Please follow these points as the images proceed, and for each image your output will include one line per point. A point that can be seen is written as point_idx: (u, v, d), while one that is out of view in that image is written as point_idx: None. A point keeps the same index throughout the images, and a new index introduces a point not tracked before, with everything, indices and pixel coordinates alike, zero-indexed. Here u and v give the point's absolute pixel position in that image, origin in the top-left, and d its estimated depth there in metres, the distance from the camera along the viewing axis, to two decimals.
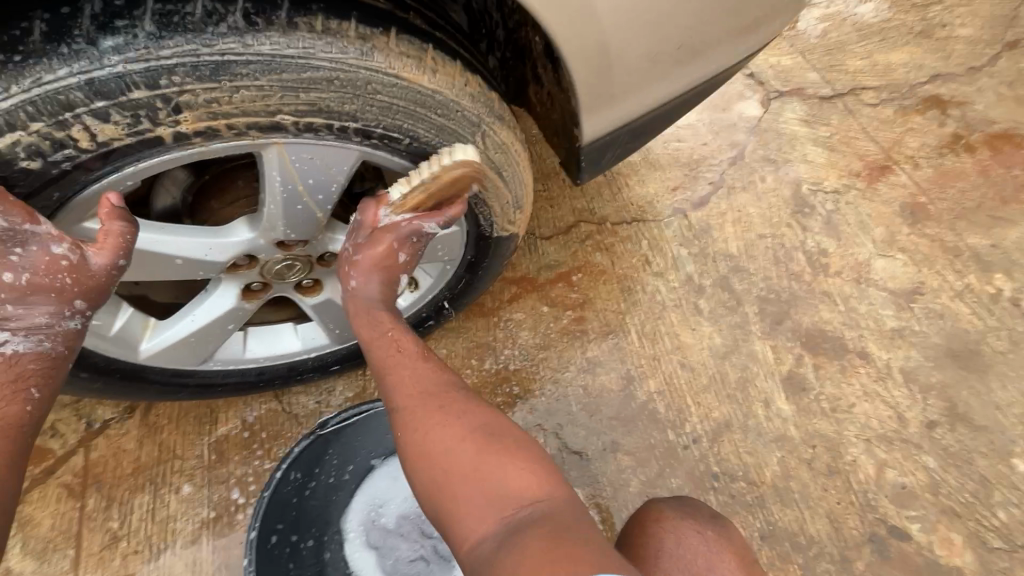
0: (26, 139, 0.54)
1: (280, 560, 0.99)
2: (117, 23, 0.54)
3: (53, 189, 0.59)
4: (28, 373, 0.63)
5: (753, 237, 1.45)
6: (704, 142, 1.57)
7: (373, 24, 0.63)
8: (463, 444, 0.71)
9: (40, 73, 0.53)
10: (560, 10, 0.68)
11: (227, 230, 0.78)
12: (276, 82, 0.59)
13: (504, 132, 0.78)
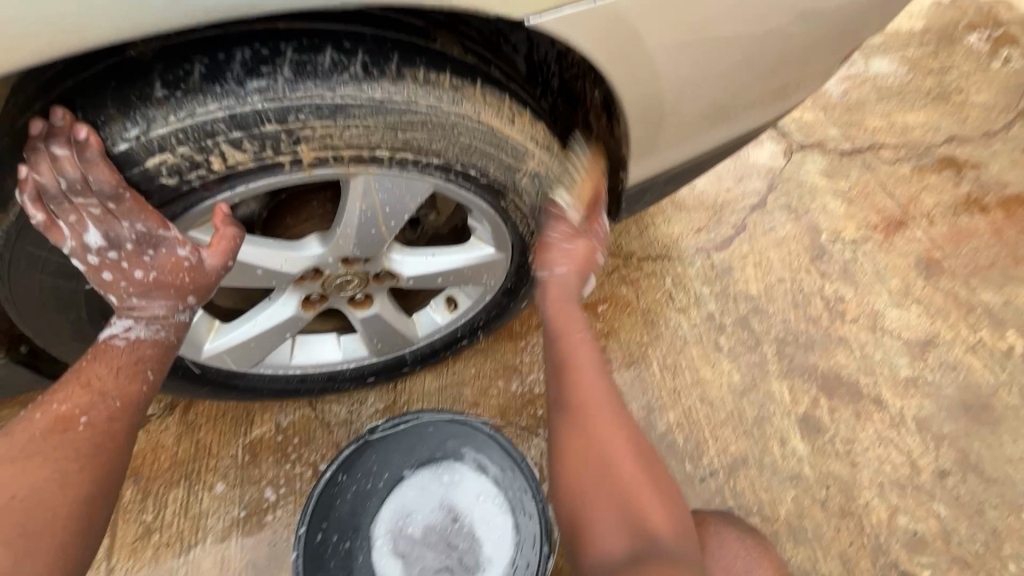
0: (172, 159, 0.62)
1: (321, 558, 1.03)
2: (261, 69, 0.62)
3: (180, 202, 0.67)
4: (145, 358, 0.71)
5: (773, 280, 1.52)
6: (729, 187, 1.65)
7: (463, 77, 0.72)
8: (622, 458, 0.77)
9: (194, 106, 0.61)
10: (626, 72, 0.76)
11: (301, 244, 0.86)
12: (380, 123, 0.67)
13: (562, 173, 0.86)
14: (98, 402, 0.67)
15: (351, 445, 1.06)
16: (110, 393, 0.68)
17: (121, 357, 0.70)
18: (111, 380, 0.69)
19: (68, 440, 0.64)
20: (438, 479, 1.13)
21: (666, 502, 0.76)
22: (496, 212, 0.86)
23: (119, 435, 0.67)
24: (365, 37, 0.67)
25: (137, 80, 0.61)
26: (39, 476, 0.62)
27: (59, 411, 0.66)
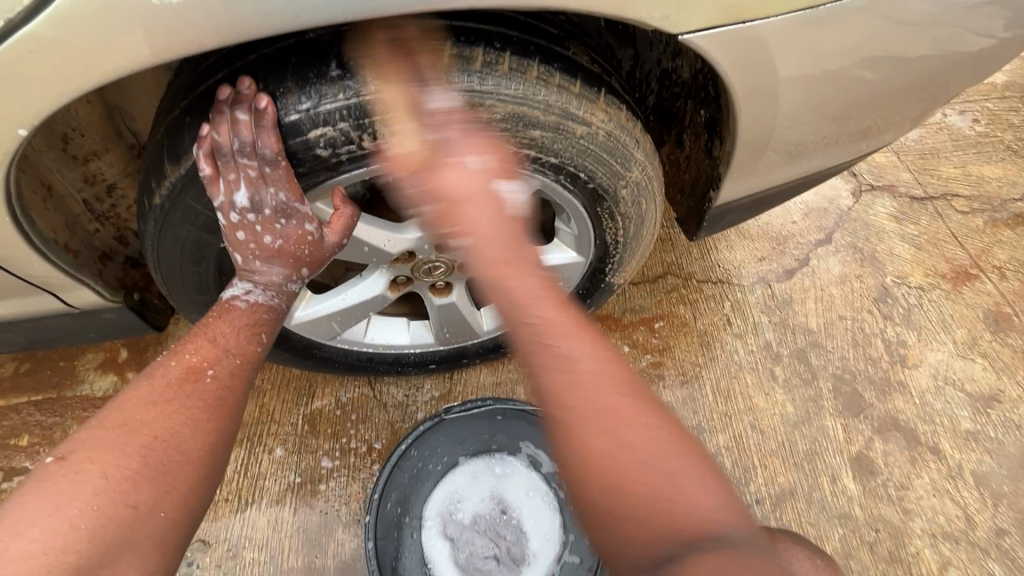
0: (331, 133, 0.68)
1: (386, 528, 1.09)
2: (422, 59, 0.68)
3: (321, 174, 0.73)
4: (261, 321, 0.81)
5: (834, 316, 1.51)
6: (794, 220, 1.65)
7: (590, 85, 0.76)
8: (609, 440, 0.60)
9: (361, 86, 0.67)
10: (747, 98, 0.79)
11: (403, 227, 0.91)
12: (514, 119, 0.72)
13: (654, 186, 0.90)
14: (223, 357, 0.76)
15: (428, 422, 1.14)
16: (232, 350, 0.77)
17: (243, 320, 0.80)
18: (233, 337, 0.78)
19: (198, 389, 0.72)
20: (492, 469, 1.16)
21: (686, 467, 0.59)
22: (589, 218, 0.89)
23: (237, 391, 0.75)
24: (513, 38, 0.72)
25: (314, 59, 0.67)
26: (175, 418, 0.69)
27: (190, 363, 0.74)
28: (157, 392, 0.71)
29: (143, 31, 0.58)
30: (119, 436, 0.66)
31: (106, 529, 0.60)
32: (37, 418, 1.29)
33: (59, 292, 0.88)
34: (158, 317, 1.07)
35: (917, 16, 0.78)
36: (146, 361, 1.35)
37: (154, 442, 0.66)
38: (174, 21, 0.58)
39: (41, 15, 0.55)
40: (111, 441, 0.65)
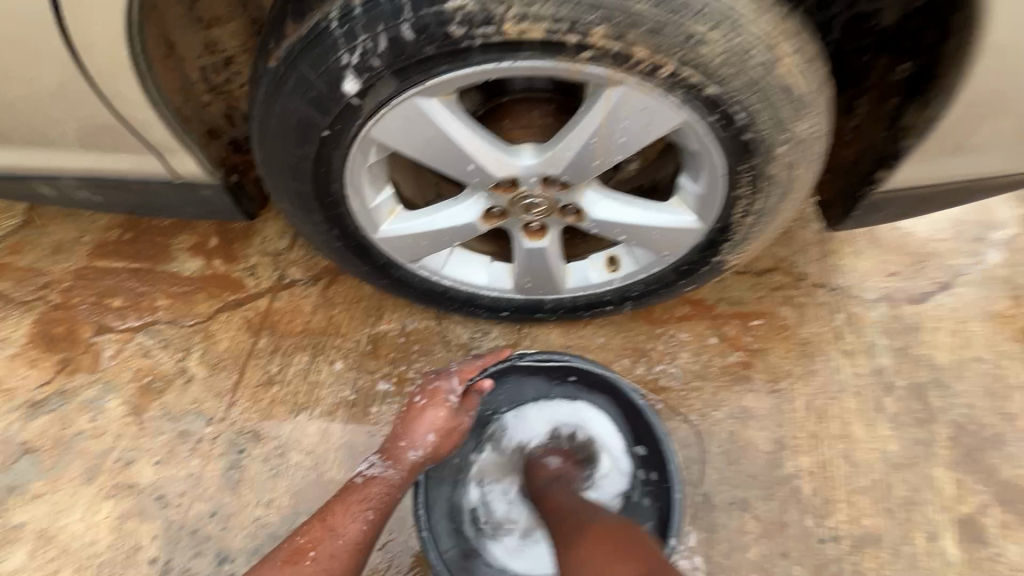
0: (471, 7, 0.61)
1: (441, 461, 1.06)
2: None
3: (448, 60, 0.66)
4: (380, 498, 0.90)
5: (969, 356, 1.28)
6: (941, 238, 1.41)
7: (783, 3, 0.65)
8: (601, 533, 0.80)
9: None
10: (992, 39, 0.62)
11: (515, 150, 0.81)
12: (679, 25, 0.62)
13: (817, 150, 0.75)
14: (341, 542, 0.84)
15: (500, 362, 1.07)
16: (341, 541, 0.84)
17: (366, 497, 0.89)
18: (352, 518, 0.87)
19: (297, 570, 0.81)
20: (556, 430, 1.10)
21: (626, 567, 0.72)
22: (728, 176, 0.76)
23: (347, 567, 0.84)
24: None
25: None
26: None
27: (299, 544, 0.84)
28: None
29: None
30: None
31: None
32: (130, 284, 1.36)
33: (165, 153, 0.90)
34: (251, 205, 1.06)
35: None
36: (233, 251, 1.38)
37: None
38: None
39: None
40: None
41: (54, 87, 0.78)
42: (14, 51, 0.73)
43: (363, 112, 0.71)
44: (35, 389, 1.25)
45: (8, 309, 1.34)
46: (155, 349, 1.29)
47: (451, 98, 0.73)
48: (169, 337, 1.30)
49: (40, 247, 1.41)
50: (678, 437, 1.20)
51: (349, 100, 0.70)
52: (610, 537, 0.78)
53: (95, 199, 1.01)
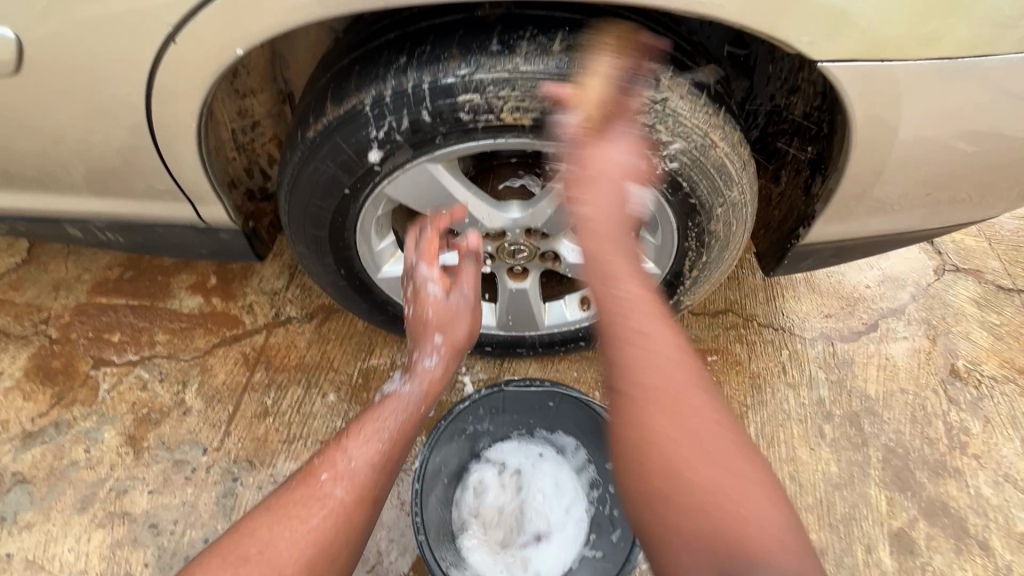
0: (477, 100, 0.77)
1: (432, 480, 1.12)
2: (571, 51, 0.77)
3: (456, 138, 0.81)
4: (401, 413, 0.88)
5: (895, 388, 1.46)
6: (867, 284, 1.62)
7: (712, 102, 0.83)
8: (704, 453, 0.64)
9: (516, 65, 0.76)
10: (864, 138, 0.80)
11: (503, 206, 0.96)
12: (637, 118, 0.79)
13: (748, 212, 0.93)
14: (356, 460, 0.81)
15: (486, 389, 1.13)
16: (352, 462, 0.81)
17: (383, 414, 0.88)
18: (362, 441, 0.84)
19: (309, 496, 0.78)
20: (538, 456, 1.20)
21: (754, 494, 0.63)
22: (678, 231, 0.93)
23: (365, 492, 0.80)
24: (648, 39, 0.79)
25: (477, 35, 0.78)
26: (282, 531, 0.74)
27: (313, 468, 0.81)
28: (293, 510, 0.76)
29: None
30: (262, 555, 0.72)
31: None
32: (129, 320, 1.42)
33: (198, 204, 1.01)
34: (262, 247, 1.17)
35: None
36: (232, 290, 1.47)
37: (306, 550, 0.74)
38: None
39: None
40: (292, 506, 0.77)
41: (103, 147, 0.90)
42: (76, 118, 0.85)
43: (380, 174, 0.86)
44: (31, 421, 1.29)
45: (5, 343, 1.38)
46: (152, 382, 1.35)
47: (454, 164, 0.88)
48: (167, 371, 1.36)
49: (40, 283, 1.47)
50: None
51: (371, 165, 0.84)
52: (678, 402, 0.66)
53: (118, 239, 1.11)
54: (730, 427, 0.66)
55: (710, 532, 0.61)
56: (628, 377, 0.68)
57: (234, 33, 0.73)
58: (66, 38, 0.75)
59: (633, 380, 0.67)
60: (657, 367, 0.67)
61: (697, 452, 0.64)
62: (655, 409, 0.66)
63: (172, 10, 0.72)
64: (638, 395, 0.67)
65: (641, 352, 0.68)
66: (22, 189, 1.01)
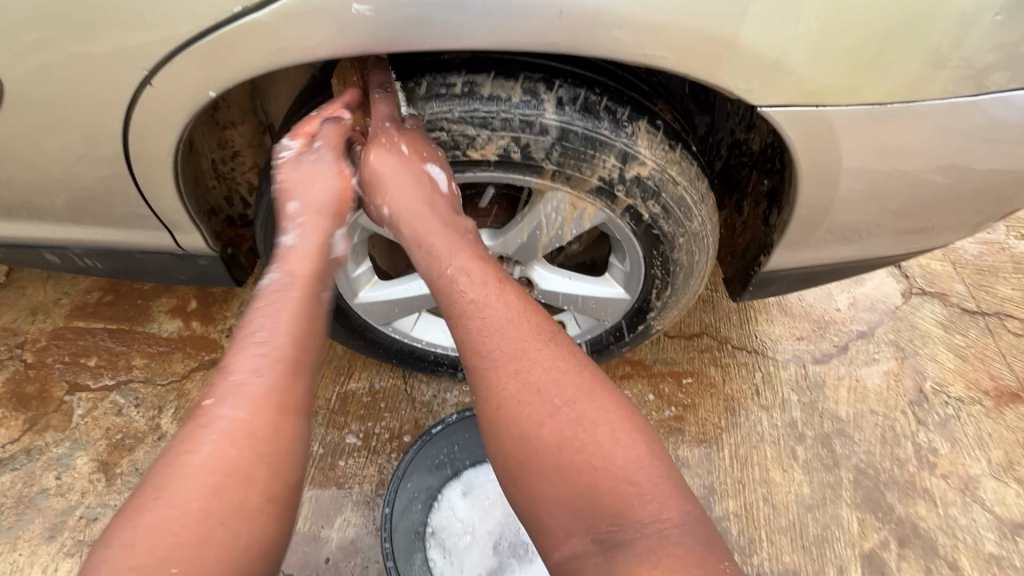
0: (443, 137, 0.83)
1: (408, 503, 1.15)
2: (531, 90, 0.80)
3: None
4: (281, 304, 0.76)
5: (865, 410, 1.50)
6: (837, 307, 1.67)
7: (669, 140, 0.86)
8: (559, 405, 0.70)
9: (479, 104, 0.80)
10: (811, 173, 0.85)
11: (475, 234, 1.01)
12: (596, 154, 0.83)
13: (710, 241, 0.97)
14: (239, 374, 0.70)
15: (458, 413, 1.22)
16: (238, 376, 0.69)
17: (258, 320, 0.74)
18: (244, 351, 0.71)
19: (200, 420, 0.67)
20: None
21: (623, 440, 0.68)
22: (642, 258, 0.97)
23: (271, 393, 0.69)
24: (605, 80, 0.83)
25: (442, 74, 0.81)
26: (178, 466, 0.64)
27: (205, 392, 0.70)
28: (186, 445, 0.66)
29: (339, 31, 0.70)
30: (159, 500, 0.61)
31: (169, 565, 0.58)
32: (107, 344, 1.42)
33: (176, 232, 1.03)
34: (241, 273, 1.19)
35: (994, 122, 0.80)
36: (213, 314, 1.48)
37: (211, 477, 0.63)
38: (365, 28, 0.69)
39: (272, 6, 0.69)
40: (186, 444, 0.66)
41: (81, 178, 0.92)
42: (54, 151, 0.88)
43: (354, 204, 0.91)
44: (2, 447, 1.28)
45: None
46: (128, 407, 1.34)
47: None
48: (143, 396, 1.36)
49: (18, 307, 1.47)
50: None
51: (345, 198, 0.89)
52: (534, 363, 0.72)
53: (96, 265, 1.12)
54: (585, 374, 0.73)
55: (575, 493, 0.66)
56: (470, 345, 0.75)
57: (209, 77, 0.76)
58: (46, 76, 0.78)
59: (477, 346, 0.75)
60: (493, 326, 0.75)
61: (549, 402, 0.70)
62: (502, 380, 0.72)
63: (150, 55, 0.75)
64: (481, 360, 0.74)
65: (496, 324, 0.75)
66: (2, 217, 1.03)
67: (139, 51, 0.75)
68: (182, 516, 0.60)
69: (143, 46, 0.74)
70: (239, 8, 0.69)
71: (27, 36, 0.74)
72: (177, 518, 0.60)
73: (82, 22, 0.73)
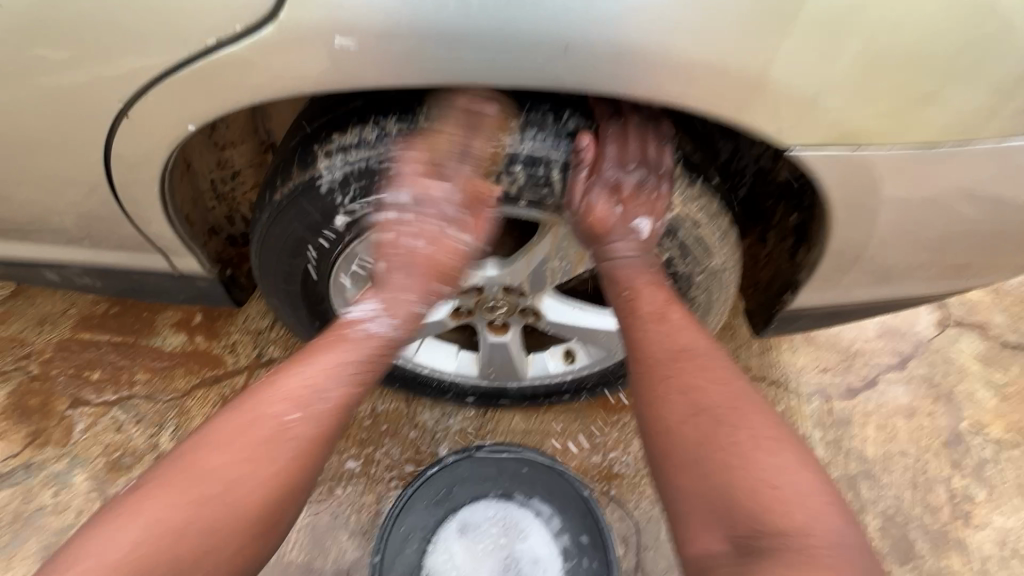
0: None
1: (399, 546, 1.10)
2: (535, 123, 0.75)
3: (423, 203, 0.81)
4: (370, 347, 0.80)
5: (894, 450, 1.40)
6: (866, 337, 1.57)
7: (687, 173, 0.81)
8: (744, 428, 0.68)
9: (480, 137, 0.74)
10: (845, 213, 0.78)
11: (480, 263, 0.96)
12: None
13: (731, 279, 0.91)
14: (300, 391, 0.75)
15: (456, 453, 1.15)
16: (323, 402, 0.75)
17: (347, 353, 0.78)
18: (339, 380, 0.77)
19: (248, 428, 0.73)
20: (513, 519, 1.15)
21: (783, 456, 0.67)
22: None
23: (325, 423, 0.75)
24: (625, 116, 0.77)
25: (441, 103, 0.76)
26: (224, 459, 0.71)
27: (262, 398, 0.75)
28: (240, 451, 0.71)
29: (319, 63, 0.65)
30: (196, 500, 0.68)
31: (197, 554, 0.67)
32: (111, 357, 1.41)
33: (171, 255, 1.00)
34: (240, 293, 1.16)
35: None
36: (217, 328, 1.46)
37: (251, 485, 0.71)
38: (351, 60, 0.64)
39: (246, 39, 0.64)
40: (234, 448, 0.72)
41: (72, 200, 0.89)
42: (44, 173, 0.85)
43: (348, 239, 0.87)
44: (3, 461, 1.27)
45: None
46: (128, 424, 1.32)
47: None
48: (143, 412, 1.34)
49: (26, 316, 1.46)
50: (627, 525, 1.25)
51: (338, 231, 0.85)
52: (697, 368, 0.74)
53: (94, 284, 1.10)
54: (732, 379, 0.73)
55: (719, 487, 0.66)
56: (646, 358, 0.77)
57: (187, 110, 0.73)
58: (31, 100, 0.75)
59: (662, 359, 0.76)
60: (684, 348, 0.76)
61: (710, 399, 0.71)
62: (668, 377, 0.74)
63: (133, 80, 0.71)
64: (661, 368, 0.75)
65: (653, 326, 0.78)
66: (0, 235, 1.01)
67: (121, 80, 0.71)
68: (212, 516, 0.68)
69: (125, 71, 0.70)
70: (212, 40, 0.65)
71: (8, 62, 0.71)
72: (207, 513, 0.68)
73: (63, 49, 0.69)
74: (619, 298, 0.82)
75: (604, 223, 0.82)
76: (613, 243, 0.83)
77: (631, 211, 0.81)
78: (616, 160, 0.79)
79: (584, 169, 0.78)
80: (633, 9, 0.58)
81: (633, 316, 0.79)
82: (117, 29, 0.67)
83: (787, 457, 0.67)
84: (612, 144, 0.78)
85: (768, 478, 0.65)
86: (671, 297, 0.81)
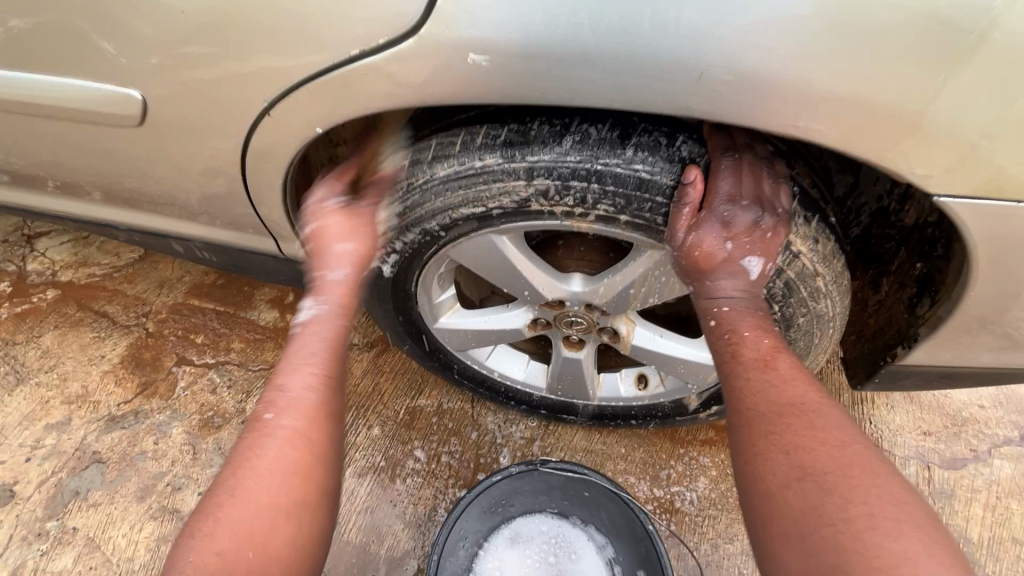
0: (544, 184, 0.77)
1: (454, 546, 1.11)
2: (648, 147, 0.74)
3: (523, 216, 0.82)
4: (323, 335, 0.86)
5: (1005, 536, 1.23)
6: (981, 404, 1.40)
7: (804, 210, 0.78)
8: (859, 500, 0.61)
9: (591, 156, 0.74)
10: (993, 270, 0.70)
11: (565, 277, 0.95)
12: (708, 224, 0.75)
13: (831, 327, 0.86)
14: (294, 389, 0.79)
15: (523, 464, 1.15)
16: (294, 393, 0.79)
17: (305, 344, 0.85)
18: (301, 371, 0.82)
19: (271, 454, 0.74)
20: (566, 539, 1.13)
21: (912, 539, 0.58)
22: None
23: (321, 416, 0.79)
24: (743, 150, 0.76)
25: (554, 121, 0.77)
26: (255, 483, 0.72)
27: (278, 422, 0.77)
28: (247, 452, 0.75)
29: (452, 76, 0.68)
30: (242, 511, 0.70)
31: (247, 547, 0.67)
32: (214, 324, 1.54)
33: (281, 240, 1.08)
34: None
35: None
36: None
37: (284, 477, 0.73)
38: (482, 77, 0.66)
39: (385, 51, 0.68)
40: (262, 449, 0.75)
41: (205, 183, 0.99)
42: (187, 157, 0.95)
43: (444, 242, 0.90)
44: (117, 405, 1.42)
45: (110, 329, 1.54)
46: (221, 387, 1.44)
47: (520, 235, 0.89)
48: (235, 378, 1.45)
49: (148, 280, 1.63)
50: (685, 564, 1.19)
51: (436, 230, 0.87)
52: (806, 427, 0.69)
53: (211, 258, 1.22)
54: (846, 441, 0.67)
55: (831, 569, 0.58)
56: (749, 408, 0.73)
57: (322, 113, 0.78)
58: (186, 91, 0.83)
59: (764, 411, 0.72)
60: (792, 403, 0.71)
61: (820, 462, 0.65)
62: (772, 431, 0.70)
63: (274, 81, 0.77)
64: (765, 423, 0.71)
65: (755, 372, 0.75)
66: (141, 207, 1.13)
67: (266, 81, 0.78)
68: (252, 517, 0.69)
69: (269, 73, 0.77)
70: (355, 50, 0.70)
71: (176, 58, 0.80)
72: (256, 525, 0.69)
73: (222, 50, 0.77)
74: (717, 340, 0.80)
75: (709, 259, 0.79)
76: (717, 280, 0.81)
77: (740, 249, 0.78)
78: (730, 196, 0.76)
79: (692, 206, 0.76)
80: (775, 40, 0.56)
81: (737, 360, 0.77)
82: (270, 34, 0.73)
83: (914, 544, 0.57)
84: (728, 178, 0.75)
85: (888, 565, 0.56)
86: (771, 340, 0.78)
